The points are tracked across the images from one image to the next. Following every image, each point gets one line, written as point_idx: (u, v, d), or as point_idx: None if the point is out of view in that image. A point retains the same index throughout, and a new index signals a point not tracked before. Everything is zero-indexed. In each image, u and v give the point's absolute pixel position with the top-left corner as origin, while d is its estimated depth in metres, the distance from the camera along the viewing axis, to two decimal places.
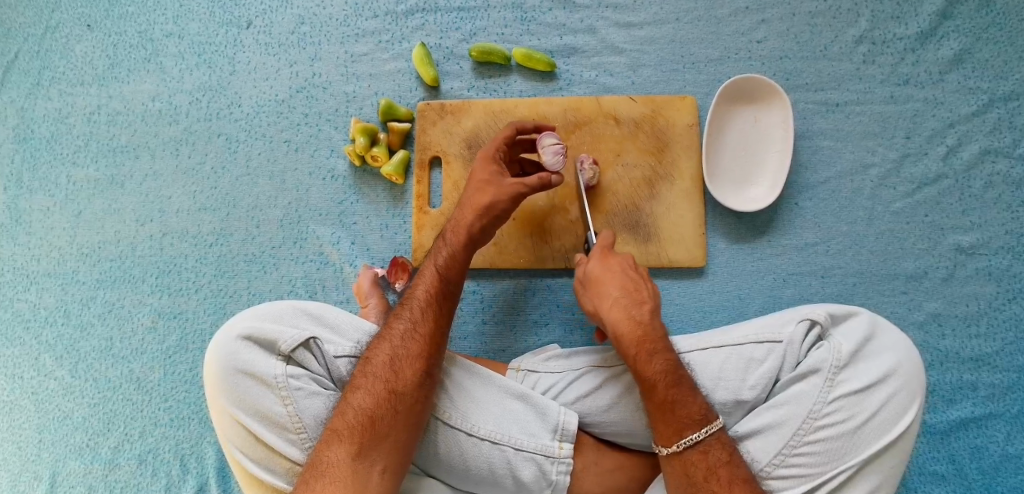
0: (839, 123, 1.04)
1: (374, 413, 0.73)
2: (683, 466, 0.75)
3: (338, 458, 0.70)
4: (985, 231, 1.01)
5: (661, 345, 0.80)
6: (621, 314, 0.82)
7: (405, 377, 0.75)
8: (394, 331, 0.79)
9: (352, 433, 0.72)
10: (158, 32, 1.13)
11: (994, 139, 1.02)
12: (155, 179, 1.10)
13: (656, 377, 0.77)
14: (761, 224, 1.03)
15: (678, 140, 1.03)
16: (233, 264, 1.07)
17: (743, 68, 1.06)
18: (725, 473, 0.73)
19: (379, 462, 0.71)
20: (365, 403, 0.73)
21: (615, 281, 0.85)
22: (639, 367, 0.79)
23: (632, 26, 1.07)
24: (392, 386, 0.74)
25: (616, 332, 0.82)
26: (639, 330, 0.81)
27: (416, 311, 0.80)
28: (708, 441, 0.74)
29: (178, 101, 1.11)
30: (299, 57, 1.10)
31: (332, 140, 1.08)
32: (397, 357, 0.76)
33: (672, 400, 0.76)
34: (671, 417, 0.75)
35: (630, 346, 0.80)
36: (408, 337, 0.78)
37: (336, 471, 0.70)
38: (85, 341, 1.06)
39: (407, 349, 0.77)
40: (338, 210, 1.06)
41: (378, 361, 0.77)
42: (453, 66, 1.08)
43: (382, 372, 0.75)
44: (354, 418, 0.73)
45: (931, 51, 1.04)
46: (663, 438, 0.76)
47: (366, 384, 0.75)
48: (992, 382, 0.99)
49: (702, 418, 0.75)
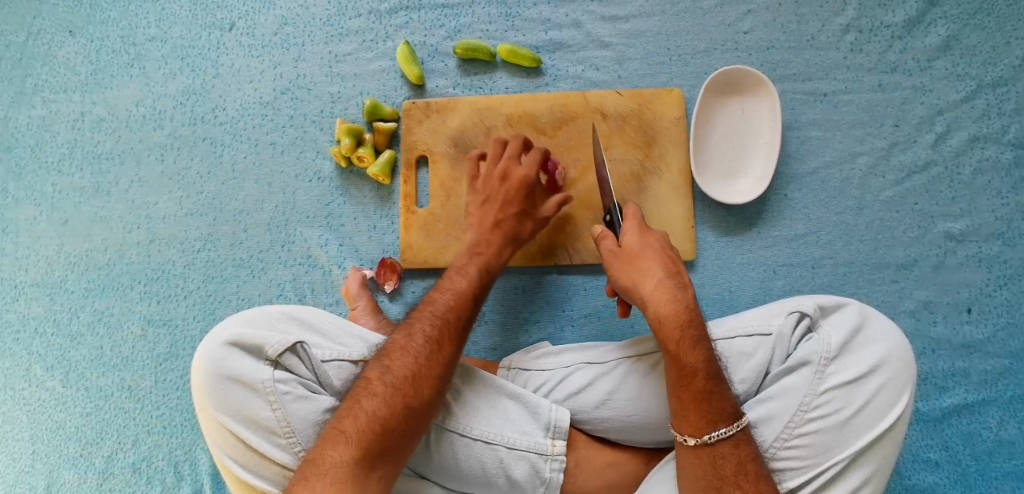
0: (828, 113, 1.04)
1: (387, 423, 0.70)
2: (711, 459, 0.74)
3: (342, 459, 0.68)
4: (976, 218, 1.01)
5: (703, 333, 0.78)
6: (667, 296, 0.80)
7: (423, 396, 0.74)
8: (417, 345, 0.77)
9: (362, 438, 0.69)
10: (140, 36, 1.12)
11: (983, 125, 1.02)
12: (141, 185, 1.09)
13: (698, 366, 0.75)
14: (751, 216, 1.02)
15: (665, 134, 1.02)
16: (221, 268, 1.06)
17: (730, 59, 1.05)
18: (752, 469, 0.73)
19: (379, 469, 0.69)
20: (380, 412, 0.71)
21: (657, 258, 0.83)
22: (680, 354, 0.76)
23: (618, 19, 1.06)
24: (410, 401, 0.73)
25: (658, 314, 0.79)
26: (685, 314, 0.79)
27: (442, 333, 0.79)
28: (739, 436, 0.74)
29: (162, 106, 1.10)
30: (282, 58, 1.09)
31: (318, 141, 1.07)
32: (419, 375, 0.75)
33: (709, 392, 0.75)
34: (706, 408, 0.74)
35: (673, 329, 0.78)
36: (432, 358, 0.76)
37: (337, 472, 0.67)
38: (77, 349, 1.06)
39: (429, 369, 0.75)
40: (326, 212, 1.06)
41: (399, 373, 0.74)
42: (438, 64, 1.07)
43: (402, 386, 0.73)
44: (366, 422, 0.70)
45: (919, 39, 1.04)
46: (694, 428, 0.74)
47: (383, 392, 0.72)
48: (984, 368, 0.99)
49: (733, 413, 0.74)
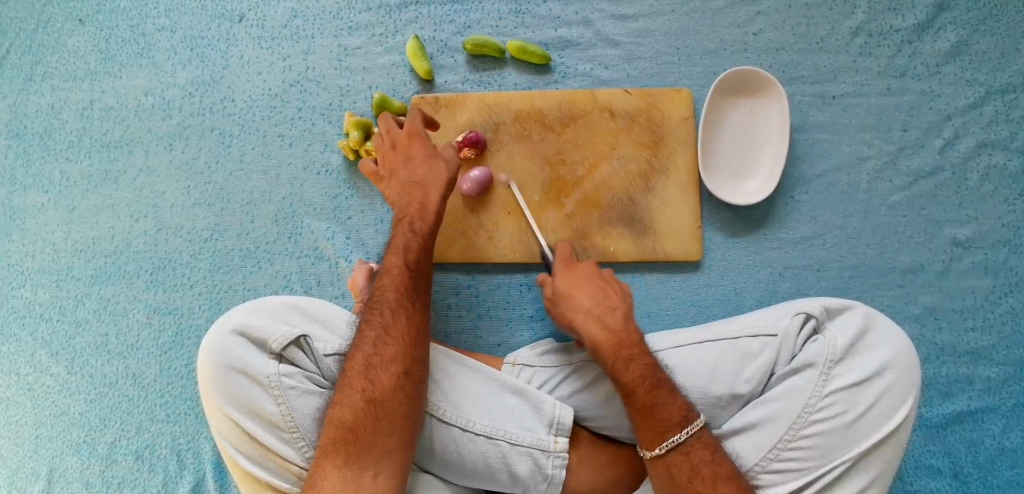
0: (836, 116, 1.04)
1: (354, 425, 0.72)
2: (667, 469, 0.76)
3: (326, 471, 0.71)
4: (982, 225, 1.01)
5: (636, 350, 0.81)
6: (595, 324, 0.83)
7: (383, 384, 0.74)
8: (365, 338, 0.77)
9: (336, 447, 0.72)
10: (150, 26, 1.12)
11: (991, 132, 1.02)
12: (149, 174, 1.09)
13: (635, 383, 0.78)
14: (758, 218, 1.02)
15: (674, 133, 1.02)
16: (228, 259, 1.06)
17: (739, 60, 1.05)
18: (709, 472, 0.74)
19: (371, 468, 0.71)
20: (344, 416, 0.73)
21: (584, 290, 0.86)
22: (618, 374, 0.80)
23: (628, 18, 1.06)
24: (371, 395, 0.74)
25: (591, 342, 0.83)
26: (614, 338, 0.82)
27: (386, 316, 0.79)
28: (691, 442, 0.75)
29: (171, 96, 1.11)
30: (291, 51, 1.10)
31: (326, 134, 1.08)
32: (372, 365, 0.75)
33: (651, 404, 0.77)
34: (652, 421, 0.76)
35: (607, 354, 0.81)
36: (381, 343, 0.77)
37: (325, 483, 0.70)
38: (81, 337, 1.06)
39: (380, 354, 0.76)
40: (333, 205, 1.06)
41: (354, 371, 0.76)
42: (447, 59, 1.08)
43: (358, 383, 0.75)
44: (335, 431, 0.73)
45: (928, 43, 1.04)
46: (647, 441, 0.77)
47: (344, 396, 0.74)
48: (988, 375, 0.99)
49: (683, 420, 0.76)
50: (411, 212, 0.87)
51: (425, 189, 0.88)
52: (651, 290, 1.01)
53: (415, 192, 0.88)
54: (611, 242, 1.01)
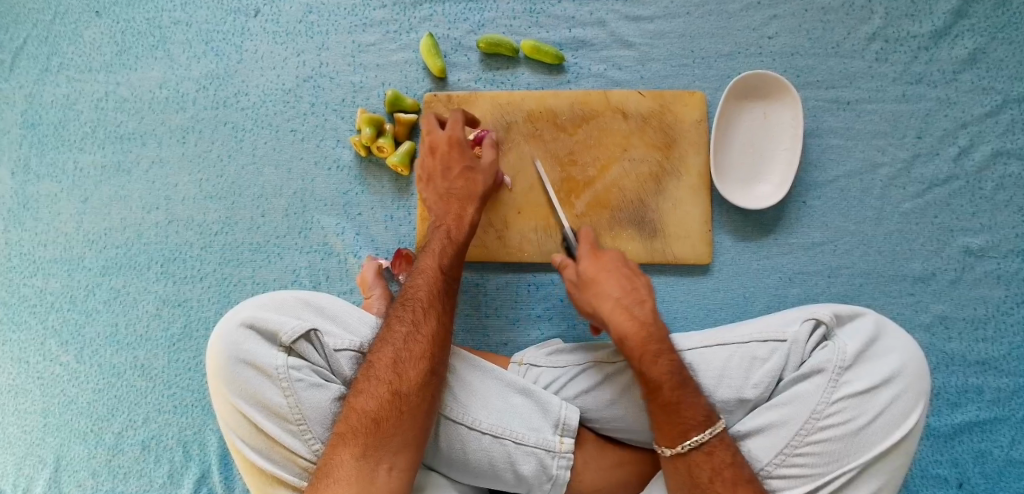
0: (850, 121, 1.03)
1: (377, 416, 0.72)
2: (687, 467, 0.76)
3: (342, 459, 0.71)
4: (996, 234, 1.01)
5: (664, 346, 0.80)
6: (624, 314, 0.82)
7: (410, 379, 0.74)
8: (395, 333, 0.78)
9: (355, 436, 0.71)
10: (165, 19, 1.13)
11: (1007, 141, 1.01)
12: (162, 166, 1.10)
13: (662, 378, 0.77)
14: (769, 222, 1.02)
15: (686, 136, 1.02)
16: (238, 252, 1.07)
17: (753, 64, 1.05)
18: (729, 475, 0.74)
19: (385, 461, 0.71)
20: (368, 406, 0.73)
21: (611, 278, 0.85)
22: (644, 368, 0.79)
23: (642, 20, 1.06)
24: (396, 388, 0.74)
25: (618, 334, 0.81)
26: (644, 331, 0.81)
27: (417, 313, 0.79)
28: (713, 442, 0.75)
29: (185, 89, 1.11)
30: (305, 46, 1.10)
31: (338, 130, 1.08)
32: (401, 359, 0.76)
33: (677, 402, 0.77)
34: (676, 419, 0.76)
35: (634, 347, 0.80)
36: (411, 339, 0.77)
37: (341, 473, 0.70)
38: (90, 327, 1.07)
39: (410, 350, 0.76)
40: (344, 200, 1.06)
41: (380, 363, 0.76)
42: (461, 58, 1.08)
43: (385, 374, 0.75)
44: (356, 420, 0.72)
45: (945, 50, 1.03)
46: (667, 439, 0.77)
47: (368, 387, 0.74)
48: (998, 386, 0.99)
49: (706, 420, 0.76)
50: (447, 222, 0.91)
51: (462, 203, 0.92)
52: (660, 293, 1.01)
53: (455, 203, 0.92)
54: (621, 243, 1.01)
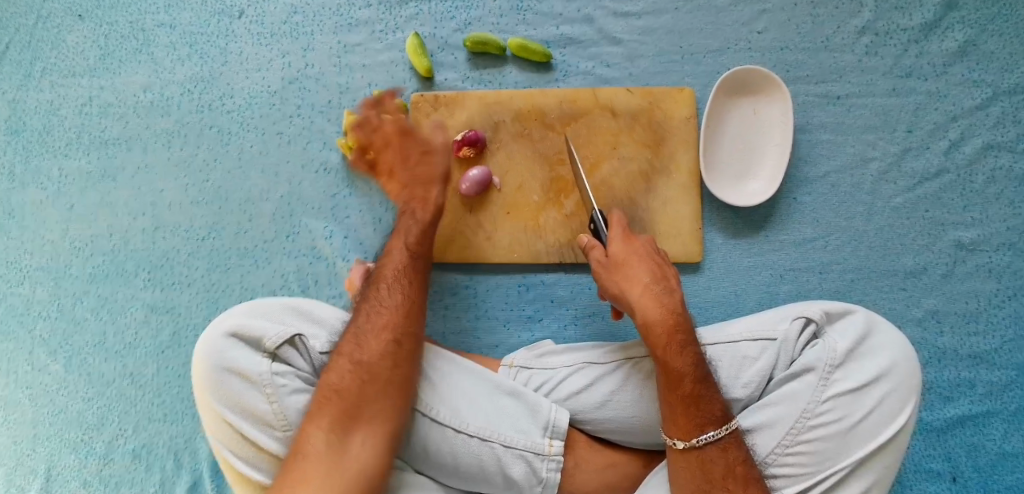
0: (841, 116, 1.02)
1: (342, 387, 0.73)
2: (700, 463, 0.76)
3: (308, 432, 0.71)
4: (987, 228, 1.00)
5: (690, 338, 0.80)
6: (653, 301, 0.82)
7: (372, 349, 0.76)
8: (361, 311, 0.80)
9: (322, 408, 0.72)
10: (149, 22, 1.12)
11: (997, 134, 1.01)
12: (148, 171, 1.09)
13: (684, 370, 0.77)
14: (760, 219, 1.01)
15: (675, 133, 1.01)
16: (226, 257, 1.06)
17: (742, 59, 1.04)
18: (742, 472, 0.75)
19: (354, 433, 0.71)
20: (334, 379, 0.74)
21: (643, 263, 0.84)
22: (666, 358, 0.78)
23: (630, 16, 1.05)
24: (361, 360, 0.75)
25: (645, 320, 0.81)
26: (671, 319, 0.81)
27: (383, 290, 0.82)
28: (728, 439, 0.76)
29: (170, 93, 1.10)
30: (291, 47, 1.09)
31: (325, 132, 1.07)
32: (364, 334, 0.78)
33: (697, 395, 0.77)
34: (694, 411, 0.76)
35: (661, 335, 0.79)
36: (376, 313, 0.79)
37: (308, 445, 0.70)
38: (79, 335, 1.06)
39: (374, 324, 0.78)
40: (331, 203, 1.05)
41: (347, 340, 0.78)
42: (447, 57, 1.06)
43: (350, 348, 0.77)
44: (322, 393, 0.73)
45: (935, 43, 1.02)
46: (682, 432, 0.77)
47: (335, 363, 0.76)
48: (990, 379, 0.99)
49: (723, 416, 0.77)
50: (414, 205, 0.92)
51: (421, 186, 0.93)
52: None
53: (417, 189, 0.93)
54: None
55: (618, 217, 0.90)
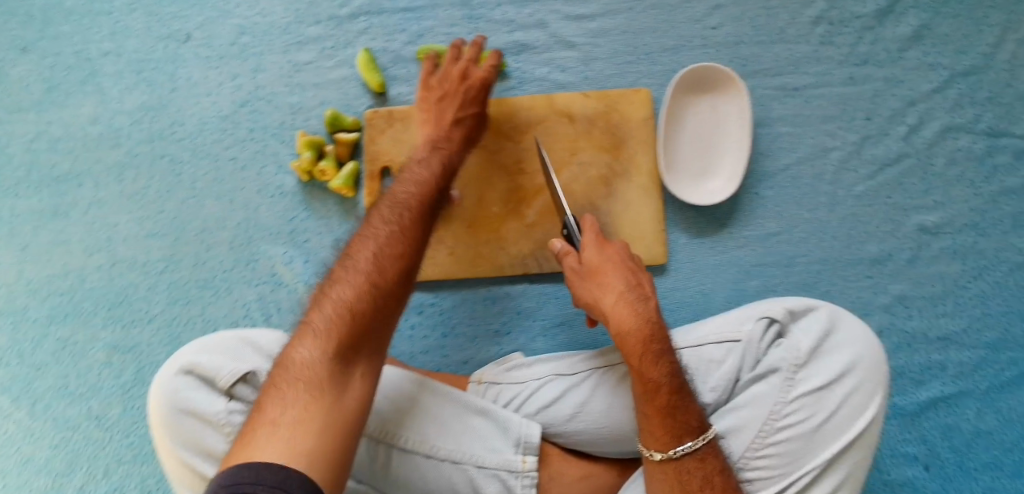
0: (798, 108, 1.02)
1: (355, 307, 0.68)
2: (677, 474, 0.75)
3: (311, 354, 0.66)
4: (950, 210, 1.00)
5: (666, 346, 0.78)
6: (628, 310, 0.79)
7: (388, 271, 0.72)
8: (377, 230, 0.75)
9: (330, 331, 0.67)
10: (94, 51, 1.09)
11: (956, 115, 1.01)
12: (101, 206, 1.07)
13: (661, 381, 0.76)
14: (723, 217, 1.01)
15: (634, 136, 1.00)
16: (185, 290, 1.04)
17: (698, 56, 1.03)
18: (720, 482, 0.74)
19: (357, 364, 0.67)
20: (347, 295, 0.69)
21: (618, 271, 0.82)
22: (642, 369, 0.77)
23: (583, 19, 1.04)
24: (376, 280, 0.71)
25: (620, 329, 0.79)
26: (647, 329, 0.79)
27: (399, 214, 0.77)
28: (705, 449, 0.75)
29: (119, 123, 1.08)
30: (240, 69, 1.07)
31: (279, 155, 1.05)
32: (381, 255, 0.73)
33: (674, 406, 0.76)
34: (671, 422, 0.75)
35: (636, 346, 0.78)
36: (393, 237, 0.75)
37: (308, 368, 0.66)
38: (40, 380, 1.04)
39: (392, 248, 0.74)
40: (290, 227, 1.04)
41: (360, 257, 0.73)
42: (400, 70, 1.05)
43: (364, 266, 0.72)
44: (334, 310, 0.68)
45: (890, 29, 1.02)
46: (659, 443, 0.76)
47: (347, 277, 0.71)
48: (960, 360, 0.99)
49: (700, 426, 0.76)
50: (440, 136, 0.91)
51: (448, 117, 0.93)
52: None
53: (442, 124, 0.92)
54: None
55: (591, 221, 0.87)
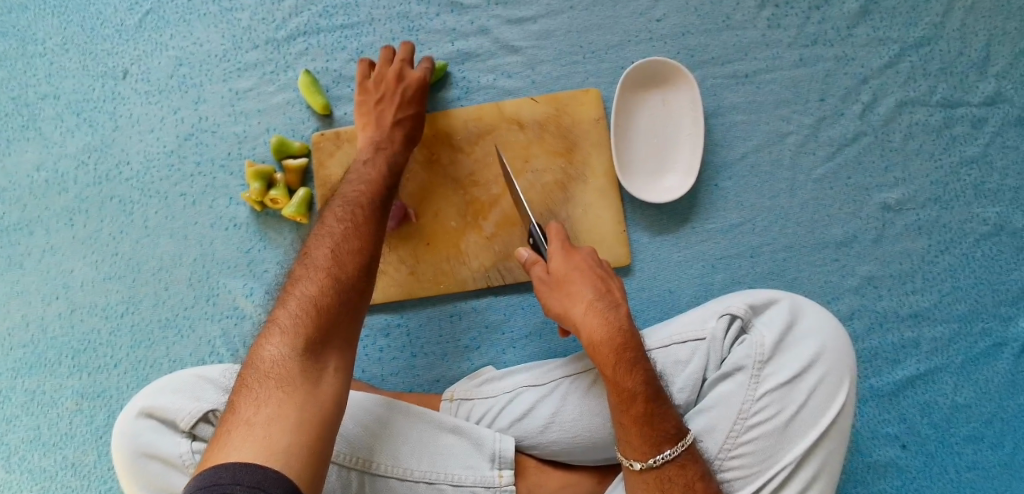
0: (751, 95, 1.00)
1: (320, 302, 0.67)
2: (659, 482, 0.72)
3: (280, 352, 0.64)
4: (911, 186, 0.99)
5: (639, 353, 0.76)
6: (598, 319, 0.76)
7: (348, 264, 0.71)
8: (332, 229, 0.74)
9: (296, 327, 0.65)
10: (31, 95, 1.06)
11: (909, 89, 1.00)
12: (54, 253, 1.04)
13: (636, 390, 0.73)
14: (684, 212, 0.99)
15: (586, 138, 0.98)
16: (148, 331, 1.02)
17: (645, 51, 1.01)
18: (702, 488, 0.72)
19: (329, 358, 0.65)
20: (310, 291, 0.68)
21: (585, 278, 0.79)
22: (616, 378, 0.74)
23: (525, 22, 1.01)
24: (336, 274, 0.69)
25: (591, 339, 0.76)
26: (618, 338, 0.75)
27: (353, 211, 0.77)
28: (684, 456, 0.72)
29: (63, 167, 1.05)
30: (181, 102, 1.04)
31: (229, 186, 1.03)
32: (339, 250, 0.72)
33: (650, 414, 0.73)
34: (648, 430, 0.72)
35: (609, 356, 0.75)
36: (349, 233, 0.74)
37: (280, 364, 0.63)
38: (12, 433, 1.02)
39: (349, 243, 0.73)
40: (247, 259, 1.02)
41: (317, 255, 0.72)
42: (344, 90, 1.03)
43: (323, 262, 0.71)
44: (299, 307, 0.67)
45: (836, 7, 1.00)
46: (638, 452, 0.73)
47: (307, 274, 0.70)
48: (934, 336, 0.98)
49: (677, 432, 0.73)
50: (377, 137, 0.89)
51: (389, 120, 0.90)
52: None
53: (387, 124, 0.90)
54: None
55: (555, 228, 0.83)
